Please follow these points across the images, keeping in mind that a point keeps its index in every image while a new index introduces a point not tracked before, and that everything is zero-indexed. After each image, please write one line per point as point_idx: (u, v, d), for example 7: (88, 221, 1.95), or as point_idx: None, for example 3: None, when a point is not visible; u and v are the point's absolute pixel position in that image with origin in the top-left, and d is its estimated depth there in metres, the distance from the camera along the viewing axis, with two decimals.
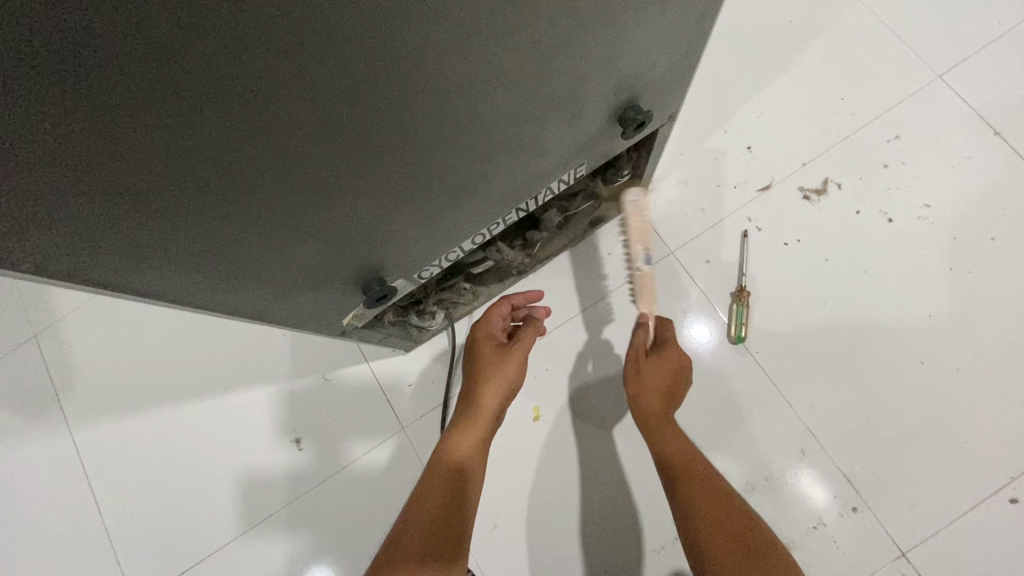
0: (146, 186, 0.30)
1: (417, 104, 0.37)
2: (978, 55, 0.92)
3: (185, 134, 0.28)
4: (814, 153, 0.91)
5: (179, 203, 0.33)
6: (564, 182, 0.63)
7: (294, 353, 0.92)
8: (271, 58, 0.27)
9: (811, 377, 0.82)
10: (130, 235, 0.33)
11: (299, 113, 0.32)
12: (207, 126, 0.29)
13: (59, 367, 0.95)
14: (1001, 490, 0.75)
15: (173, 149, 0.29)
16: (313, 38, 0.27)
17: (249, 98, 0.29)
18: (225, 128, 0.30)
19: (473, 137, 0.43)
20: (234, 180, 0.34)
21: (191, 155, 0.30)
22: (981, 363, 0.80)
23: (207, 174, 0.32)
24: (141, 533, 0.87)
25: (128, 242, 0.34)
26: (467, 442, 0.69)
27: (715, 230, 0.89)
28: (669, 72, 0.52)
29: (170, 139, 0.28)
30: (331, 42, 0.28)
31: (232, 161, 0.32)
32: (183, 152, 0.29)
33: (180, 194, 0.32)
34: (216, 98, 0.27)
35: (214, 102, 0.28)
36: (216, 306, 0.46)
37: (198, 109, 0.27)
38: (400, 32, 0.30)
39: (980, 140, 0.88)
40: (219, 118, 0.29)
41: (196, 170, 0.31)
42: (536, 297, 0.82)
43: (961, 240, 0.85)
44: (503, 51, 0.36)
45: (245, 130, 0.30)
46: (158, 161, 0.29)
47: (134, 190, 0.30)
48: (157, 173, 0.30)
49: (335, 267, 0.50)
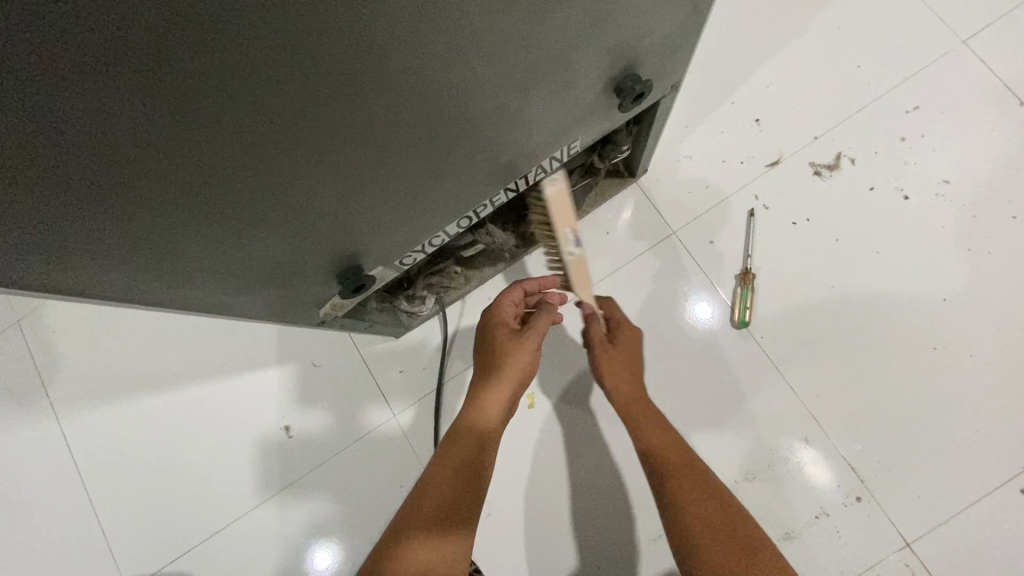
0: (74, 179, 0.27)
1: (385, 81, 0.33)
2: (1007, 17, 0.85)
3: (91, 111, 0.24)
4: (826, 126, 0.86)
5: (102, 192, 0.28)
6: (557, 160, 0.59)
7: (283, 339, 0.90)
8: (216, 39, 0.24)
9: (817, 363, 0.79)
10: (83, 234, 0.31)
11: (239, 88, 0.27)
12: (119, 102, 0.24)
13: (42, 353, 0.92)
14: (1013, 480, 0.72)
15: (81, 130, 0.24)
16: (261, 12, 0.24)
17: (200, 87, 0.26)
18: (146, 106, 0.25)
19: (451, 113, 0.40)
20: (170, 166, 0.29)
21: (107, 137, 0.26)
22: (997, 348, 0.76)
23: (161, 169, 0.29)
24: (132, 520, 0.86)
25: (63, 242, 0.30)
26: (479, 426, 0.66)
27: (720, 209, 0.85)
28: (671, 37, 0.48)
29: (70, 117, 0.24)
30: (282, 18, 0.25)
31: (163, 145, 0.28)
32: (94, 134, 0.25)
33: (133, 191, 0.29)
34: (124, 67, 0.23)
35: (123, 73, 0.23)
36: (177, 302, 0.43)
37: (102, 80, 0.23)
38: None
39: (1003, 111, 0.83)
40: (135, 93, 0.24)
41: (150, 165, 0.29)
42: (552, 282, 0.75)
43: (979, 219, 0.80)
44: (482, 16, 0.32)
45: (173, 107, 0.26)
46: (63, 147, 0.25)
47: (64, 186, 0.27)
48: (67, 159, 0.25)
49: (307, 256, 0.47)
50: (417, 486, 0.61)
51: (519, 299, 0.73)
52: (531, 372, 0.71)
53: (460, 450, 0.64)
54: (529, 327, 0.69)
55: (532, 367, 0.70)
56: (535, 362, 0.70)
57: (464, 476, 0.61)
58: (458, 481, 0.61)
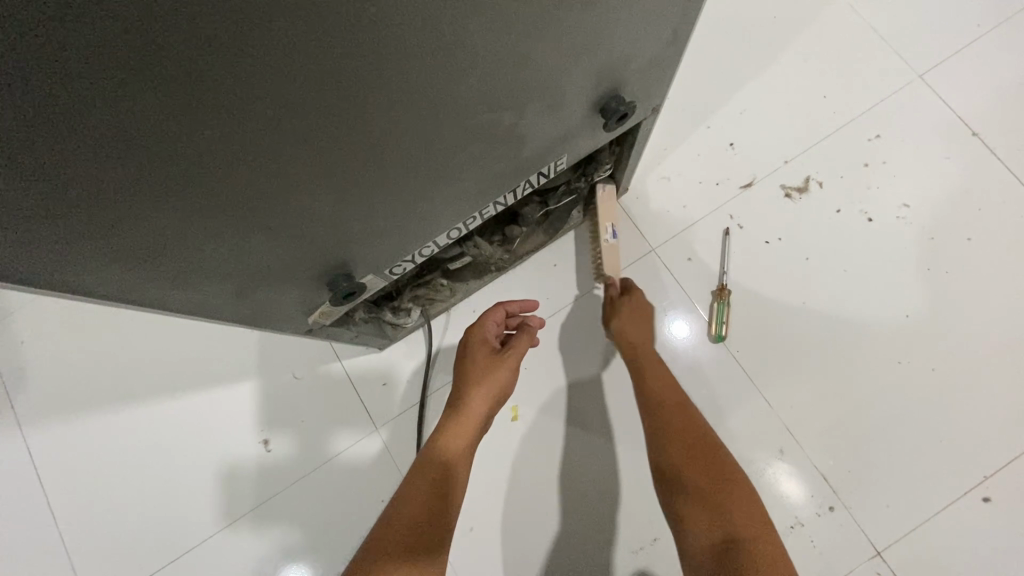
0: (93, 179, 0.28)
1: (387, 92, 0.34)
2: (958, 54, 0.92)
3: (119, 111, 0.25)
4: (796, 150, 0.90)
5: (79, 180, 0.27)
6: (544, 176, 0.61)
7: (264, 351, 0.89)
8: (242, 51, 0.26)
9: (790, 376, 0.82)
10: (89, 233, 0.31)
11: (243, 80, 0.28)
12: (109, 85, 0.24)
13: (8, 365, 0.89)
14: (974, 489, 0.75)
15: (55, 108, 0.23)
16: (285, 27, 0.26)
17: (221, 95, 0.28)
18: (131, 87, 0.25)
19: (448, 127, 0.41)
20: (155, 154, 0.29)
21: (107, 126, 0.26)
22: (956, 362, 0.80)
23: (175, 171, 0.31)
24: (100, 539, 0.82)
25: (70, 239, 0.31)
26: (455, 447, 0.65)
27: (696, 228, 0.88)
28: (655, 62, 0.50)
29: (56, 94, 0.23)
30: (302, 31, 0.27)
31: (145, 132, 0.27)
32: (116, 131, 0.26)
33: (146, 192, 0.31)
34: (120, 45, 0.23)
35: (143, 71, 0.24)
36: (164, 303, 0.43)
37: (129, 81, 0.24)
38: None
39: (957, 141, 0.89)
40: (130, 74, 0.24)
41: (165, 166, 0.30)
42: (532, 307, 0.78)
43: (936, 240, 0.85)
44: (482, 28, 0.34)
45: (178, 100, 0.27)
46: (87, 143, 0.26)
47: (86, 185, 0.28)
48: (63, 143, 0.25)
49: (300, 261, 0.47)
50: (397, 495, 0.60)
51: (501, 319, 0.75)
52: (506, 394, 0.72)
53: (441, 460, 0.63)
54: (509, 347, 0.71)
55: (508, 389, 0.72)
56: (511, 384, 0.72)
57: (438, 498, 0.60)
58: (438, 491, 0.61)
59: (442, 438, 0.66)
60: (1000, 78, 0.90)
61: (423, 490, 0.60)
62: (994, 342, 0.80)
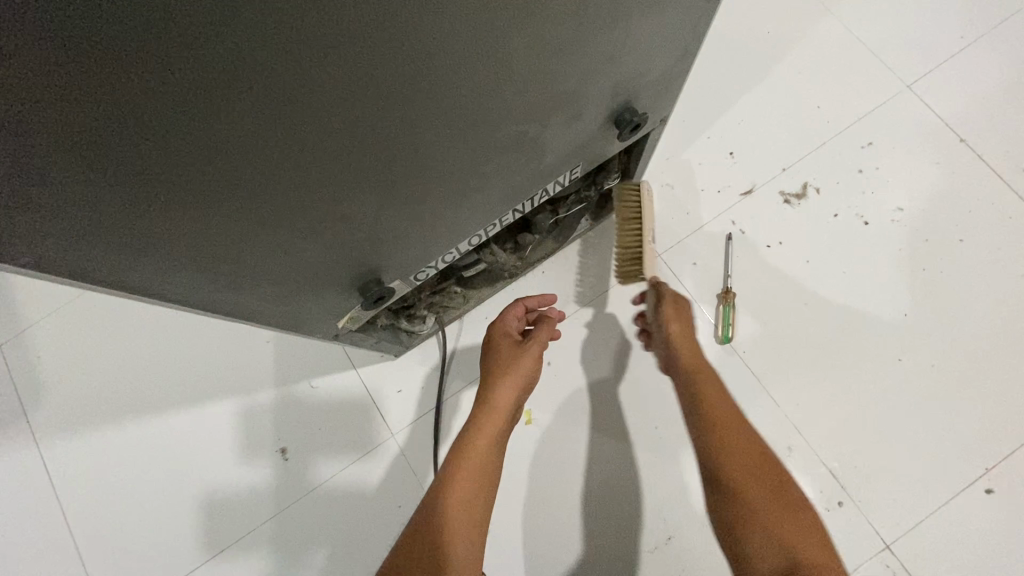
0: (165, 181, 0.30)
1: (428, 101, 0.37)
2: (944, 65, 0.96)
3: (194, 116, 0.27)
4: (794, 158, 0.94)
5: (139, 184, 0.29)
6: (560, 184, 0.63)
7: (280, 361, 0.90)
8: (306, 61, 0.28)
9: (795, 375, 0.84)
10: (153, 233, 0.33)
11: (304, 87, 0.30)
12: (190, 92, 0.26)
13: (24, 381, 0.90)
14: (977, 481, 0.78)
15: (143, 114, 0.26)
16: (346, 38, 0.28)
17: (281, 102, 0.30)
18: (201, 94, 0.27)
19: (478, 135, 0.44)
20: (209, 156, 0.30)
21: (183, 131, 0.28)
22: (954, 359, 0.83)
23: (235, 174, 0.33)
24: (118, 553, 0.83)
25: (137, 239, 0.33)
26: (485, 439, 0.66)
27: (700, 234, 0.91)
28: (667, 73, 0.53)
29: (144, 102, 0.25)
30: (360, 43, 0.29)
31: (208, 136, 0.29)
32: (190, 135, 0.28)
33: (208, 194, 0.33)
34: (204, 54, 0.25)
35: (221, 78, 0.26)
36: (211, 307, 0.45)
37: (207, 87, 0.27)
38: (414, 5, 0.29)
39: (946, 147, 0.93)
40: (208, 82, 0.26)
41: (227, 168, 0.32)
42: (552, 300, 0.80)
43: (931, 241, 0.88)
44: (518, 40, 0.36)
45: (245, 106, 0.29)
46: (164, 146, 0.28)
47: (157, 187, 0.30)
48: (146, 146, 0.27)
49: (336, 266, 0.50)
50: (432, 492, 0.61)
51: (520, 314, 0.77)
52: (531, 386, 0.73)
53: (474, 454, 0.64)
54: (530, 339, 0.73)
55: (533, 381, 0.72)
56: (535, 376, 0.72)
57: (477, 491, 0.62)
58: (470, 490, 0.62)
59: (472, 430, 0.67)
60: (985, 87, 0.94)
61: (460, 484, 0.61)
62: (989, 338, 0.83)
